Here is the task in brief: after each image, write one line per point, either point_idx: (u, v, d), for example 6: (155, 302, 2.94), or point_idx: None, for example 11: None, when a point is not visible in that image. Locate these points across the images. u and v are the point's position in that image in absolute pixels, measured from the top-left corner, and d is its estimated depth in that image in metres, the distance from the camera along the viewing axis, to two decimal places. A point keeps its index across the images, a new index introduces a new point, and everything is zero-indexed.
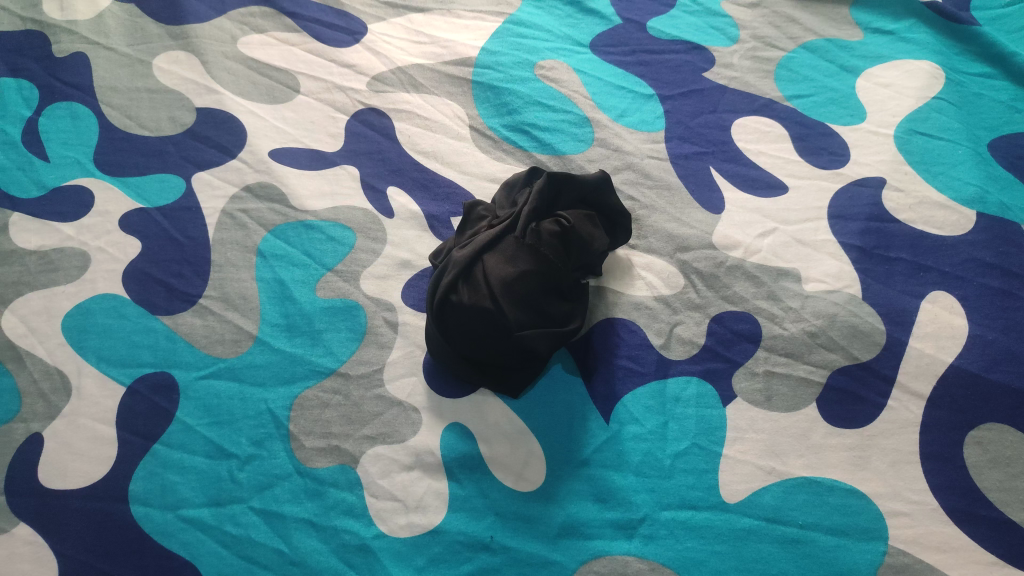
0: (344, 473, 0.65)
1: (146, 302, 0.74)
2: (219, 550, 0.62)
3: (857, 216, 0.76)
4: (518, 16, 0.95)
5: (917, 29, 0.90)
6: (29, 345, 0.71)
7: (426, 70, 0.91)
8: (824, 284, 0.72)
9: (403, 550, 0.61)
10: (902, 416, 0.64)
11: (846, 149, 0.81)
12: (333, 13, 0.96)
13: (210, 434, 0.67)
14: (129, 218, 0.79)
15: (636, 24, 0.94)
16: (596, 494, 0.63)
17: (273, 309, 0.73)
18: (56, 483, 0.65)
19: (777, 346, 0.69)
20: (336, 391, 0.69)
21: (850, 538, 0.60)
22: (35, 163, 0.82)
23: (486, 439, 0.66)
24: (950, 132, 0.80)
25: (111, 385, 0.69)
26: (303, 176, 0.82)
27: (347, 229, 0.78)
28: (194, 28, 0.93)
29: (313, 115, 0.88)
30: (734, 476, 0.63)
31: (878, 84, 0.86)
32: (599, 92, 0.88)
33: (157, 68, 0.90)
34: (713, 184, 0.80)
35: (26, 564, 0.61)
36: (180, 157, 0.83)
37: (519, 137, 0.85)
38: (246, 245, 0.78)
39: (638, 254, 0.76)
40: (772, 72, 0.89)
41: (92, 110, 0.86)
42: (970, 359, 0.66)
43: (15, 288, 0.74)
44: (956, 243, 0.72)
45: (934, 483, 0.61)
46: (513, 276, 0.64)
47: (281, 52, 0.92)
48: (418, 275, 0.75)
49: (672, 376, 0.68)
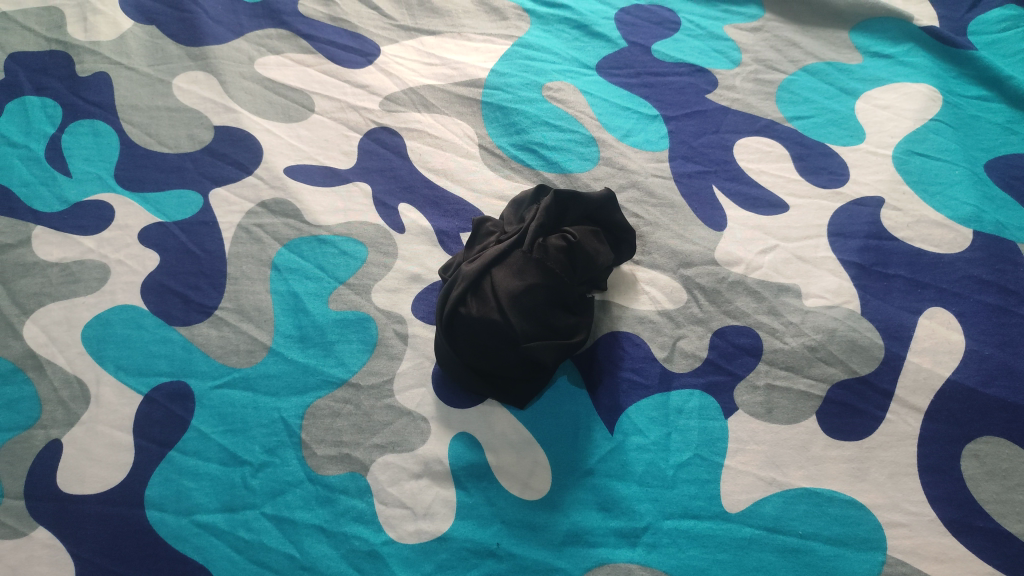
0: (354, 480, 0.66)
1: (164, 313, 0.76)
2: (231, 555, 0.63)
3: (856, 234, 0.78)
4: (527, 39, 0.98)
5: (915, 53, 0.93)
6: (50, 354, 0.73)
7: (437, 90, 0.93)
8: (824, 300, 0.73)
9: (411, 556, 0.63)
10: (900, 429, 0.66)
11: (846, 169, 0.83)
12: (347, 35, 0.99)
13: (225, 441, 0.68)
14: (148, 232, 0.81)
15: (641, 48, 0.97)
16: (600, 503, 0.65)
17: (286, 321, 0.75)
18: (73, 488, 0.66)
19: (777, 360, 0.70)
20: (347, 401, 0.70)
21: (850, 548, 0.61)
22: (58, 178, 0.85)
23: (493, 449, 0.67)
24: (948, 153, 0.82)
25: (129, 394, 0.71)
26: (317, 192, 0.85)
27: (359, 244, 0.80)
28: (213, 49, 0.96)
29: (327, 133, 0.90)
30: (735, 486, 0.64)
31: (877, 106, 0.88)
32: (605, 113, 0.90)
33: (176, 87, 0.93)
34: (715, 202, 0.82)
35: (43, 566, 0.63)
36: (198, 173, 0.86)
37: (527, 155, 0.87)
38: (260, 259, 0.80)
39: (642, 270, 0.78)
40: (773, 95, 0.91)
41: (114, 128, 0.89)
42: (967, 374, 0.67)
43: (37, 298, 0.77)
44: (953, 260, 0.74)
45: (932, 494, 0.62)
46: (520, 289, 0.66)
47: (296, 72, 0.95)
48: (428, 289, 0.77)
49: (675, 388, 0.70)
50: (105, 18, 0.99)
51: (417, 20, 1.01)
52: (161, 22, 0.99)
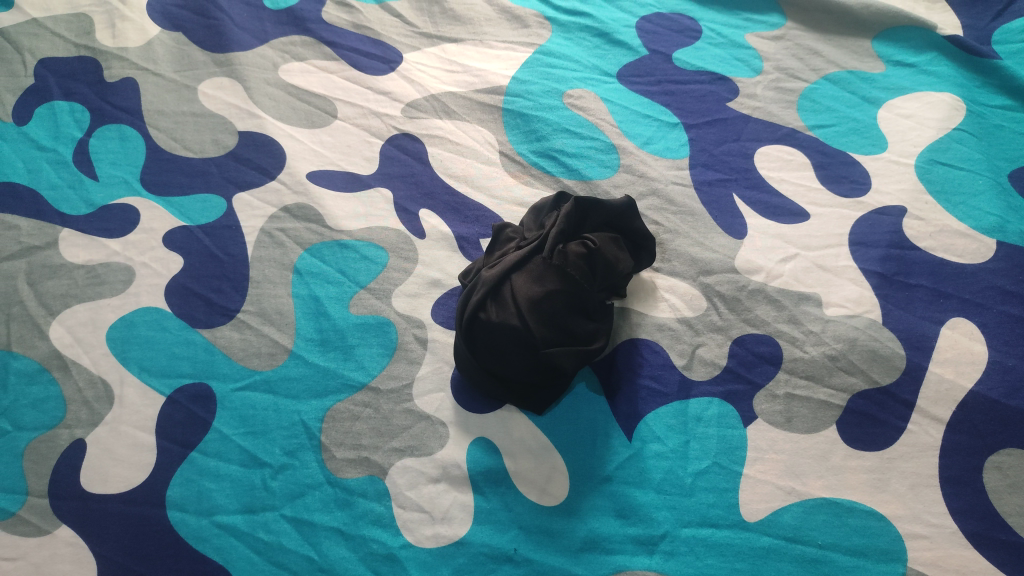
0: (373, 483, 0.67)
1: (188, 315, 0.77)
2: (251, 556, 0.64)
3: (877, 243, 0.77)
4: (548, 47, 0.99)
5: (938, 61, 0.92)
6: (75, 354, 0.74)
7: (458, 97, 0.94)
8: (845, 309, 0.73)
9: (428, 560, 0.63)
10: (922, 440, 0.65)
11: (868, 178, 0.83)
12: (370, 42, 1.00)
13: (245, 443, 0.69)
14: (173, 235, 0.82)
15: (662, 56, 0.97)
16: (618, 510, 0.65)
17: (308, 324, 0.76)
18: (96, 488, 0.67)
19: (798, 369, 0.70)
20: (367, 404, 0.71)
21: (870, 559, 0.60)
22: (85, 182, 0.86)
23: (511, 454, 0.67)
24: (971, 163, 0.82)
25: (152, 395, 0.72)
26: (338, 197, 0.85)
27: (380, 248, 0.81)
28: (238, 56, 0.97)
29: (349, 139, 0.91)
30: (754, 495, 0.64)
31: (900, 115, 0.88)
32: (625, 121, 0.91)
33: (202, 93, 0.94)
34: (736, 210, 0.82)
35: (66, 564, 0.63)
36: (223, 177, 0.87)
37: (547, 162, 0.87)
38: (283, 263, 0.81)
39: (662, 277, 0.78)
40: (795, 103, 0.91)
41: (140, 133, 0.91)
42: (989, 385, 0.67)
43: (63, 299, 0.78)
44: (976, 270, 0.74)
45: (953, 506, 0.62)
46: (540, 295, 0.66)
47: (320, 78, 0.96)
48: (448, 294, 0.78)
49: (694, 396, 0.70)
50: (132, 25, 1.00)
51: (439, 27, 1.02)
52: (187, 29, 1.00)
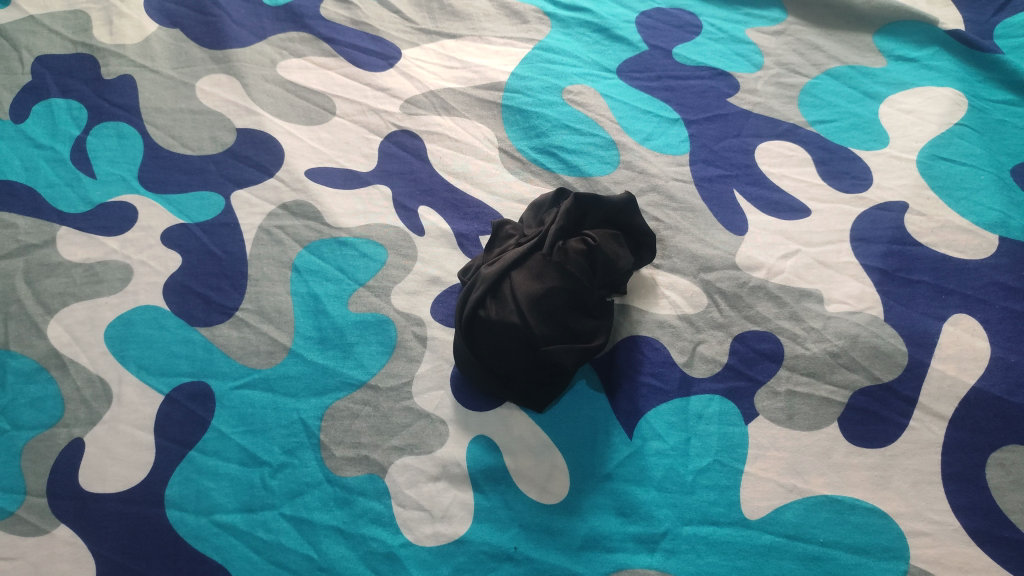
0: (373, 482, 0.66)
1: (186, 313, 0.77)
2: (250, 555, 0.63)
3: (879, 239, 0.77)
4: (548, 43, 0.98)
5: (940, 56, 0.92)
6: (73, 353, 0.74)
7: (457, 94, 0.94)
8: (847, 305, 0.72)
9: (428, 558, 0.63)
10: (924, 436, 0.65)
11: (869, 174, 0.83)
12: (368, 38, 0.99)
13: (244, 441, 0.69)
14: (171, 233, 0.82)
15: (662, 51, 0.97)
16: (618, 508, 0.64)
17: (307, 322, 0.76)
18: (95, 487, 0.67)
19: (799, 366, 0.69)
20: (366, 402, 0.70)
21: (871, 557, 0.60)
22: (83, 179, 0.86)
23: (511, 452, 0.67)
24: (973, 158, 0.81)
25: (150, 393, 0.72)
26: (337, 193, 0.85)
27: (379, 246, 0.81)
28: (236, 52, 0.97)
29: (347, 136, 0.91)
30: (756, 493, 0.64)
31: (901, 110, 0.88)
32: (625, 116, 0.90)
33: (201, 90, 0.94)
34: (736, 207, 0.82)
35: (65, 564, 0.63)
36: (220, 175, 0.87)
37: (547, 158, 0.87)
38: (281, 260, 0.80)
39: (663, 273, 0.77)
40: (796, 98, 0.91)
41: (138, 130, 0.90)
42: (992, 382, 0.66)
43: (61, 298, 0.77)
44: (979, 266, 0.73)
45: (955, 503, 0.62)
46: (540, 292, 0.66)
47: (318, 75, 0.96)
48: (447, 291, 0.77)
49: (695, 394, 0.69)
50: (130, 22, 0.99)
51: (438, 23, 1.01)
52: (186, 26, 1.00)
